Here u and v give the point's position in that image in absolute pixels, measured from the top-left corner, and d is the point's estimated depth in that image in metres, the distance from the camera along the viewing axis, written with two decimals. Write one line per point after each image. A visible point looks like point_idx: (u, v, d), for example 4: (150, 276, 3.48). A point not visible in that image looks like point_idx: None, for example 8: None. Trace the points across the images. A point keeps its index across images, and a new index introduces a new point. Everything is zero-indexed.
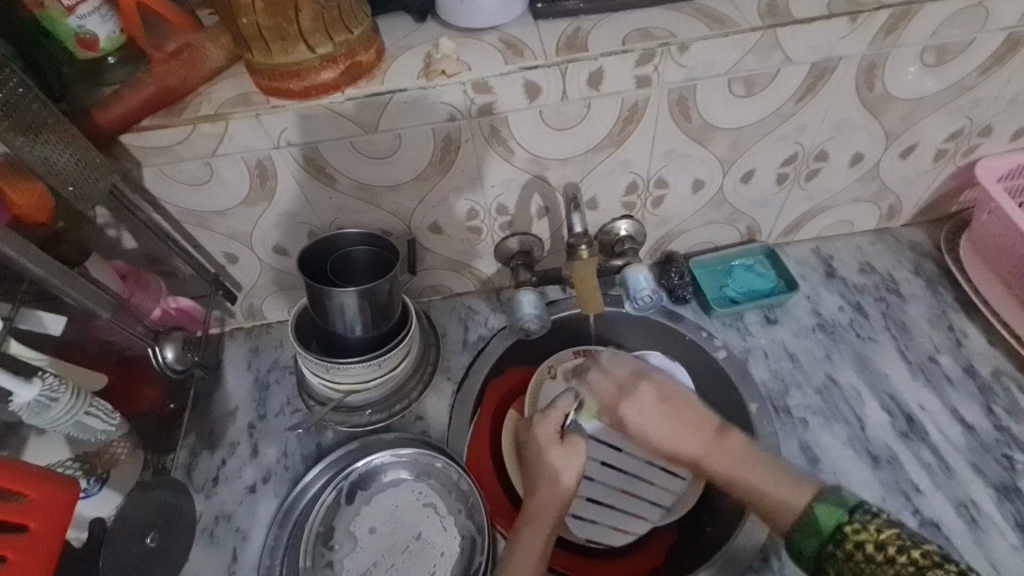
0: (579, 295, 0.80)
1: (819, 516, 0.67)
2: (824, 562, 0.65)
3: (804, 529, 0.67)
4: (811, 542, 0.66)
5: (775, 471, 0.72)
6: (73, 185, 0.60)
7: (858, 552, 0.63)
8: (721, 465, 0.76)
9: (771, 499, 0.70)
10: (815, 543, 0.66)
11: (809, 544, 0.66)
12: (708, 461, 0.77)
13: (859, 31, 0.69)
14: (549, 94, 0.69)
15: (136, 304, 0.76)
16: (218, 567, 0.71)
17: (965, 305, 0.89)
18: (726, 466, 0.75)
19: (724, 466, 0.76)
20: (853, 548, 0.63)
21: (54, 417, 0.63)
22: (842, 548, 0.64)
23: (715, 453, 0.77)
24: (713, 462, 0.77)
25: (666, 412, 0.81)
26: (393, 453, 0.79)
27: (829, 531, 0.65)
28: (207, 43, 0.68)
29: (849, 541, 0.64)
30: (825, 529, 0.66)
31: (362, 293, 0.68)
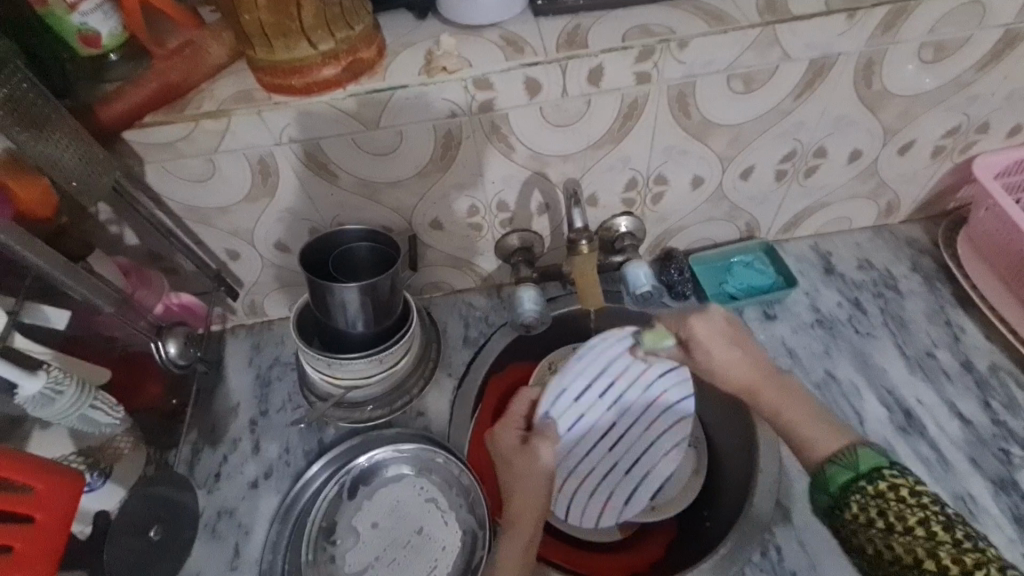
0: (580, 291, 0.81)
1: (858, 454, 0.61)
2: (851, 495, 0.60)
3: (841, 464, 0.62)
4: (841, 478, 0.61)
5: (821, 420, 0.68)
6: (77, 180, 0.61)
7: (890, 491, 0.58)
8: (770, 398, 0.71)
9: (819, 436, 0.66)
10: (848, 478, 0.61)
11: (842, 477, 0.61)
12: (760, 389, 0.71)
13: (857, 27, 0.70)
14: (549, 90, 0.69)
15: (139, 300, 0.76)
16: (220, 562, 0.71)
17: (962, 300, 0.89)
18: (776, 399, 0.70)
19: (774, 397, 0.70)
20: (886, 487, 0.58)
21: (60, 408, 0.64)
22: (875, 485, 0.59)
23: (772, 380, 0.71)
24: (762, 392, 0.71)
25: (730, 339, 0.73)
26: (394, 449, 0.79)
27: (864, 470, 0.60)
28: (210, 42, 0.68)
29: (883, 481, 0.58)
30: (862, 467, 0.61)
31: (363, 289, 0.69)
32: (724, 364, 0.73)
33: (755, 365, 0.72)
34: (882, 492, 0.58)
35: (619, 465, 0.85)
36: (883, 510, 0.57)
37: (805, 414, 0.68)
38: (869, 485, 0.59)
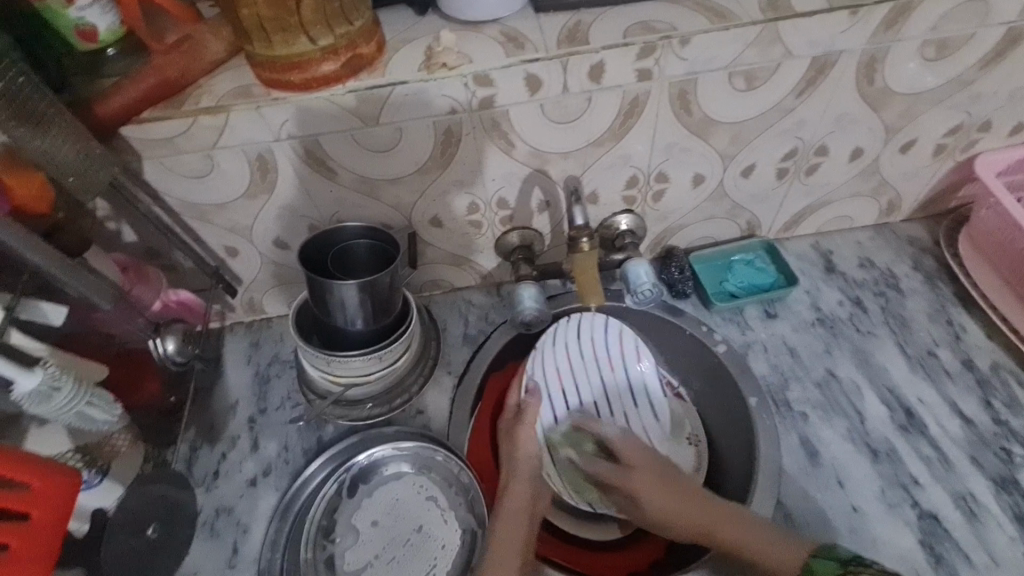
0: (579, 287, 0.80)
1: (815, 567, 0.62)
2: None
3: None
4: None
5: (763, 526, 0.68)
6: (74, 176, 0.60)
7: None
8: (731, 533, 0.68)
9: (766, 554, 0.65)
10: None
11: None
12: (718, 531, 0.68)
13: (860, 25, 0.69)
14: (551, 86, 0.69)
15: (137, 296, 0.76)
16: (219, 559, 0.71)
17: (964, 299, 0.89)
18: (733, 533, 0.68)
19: (735, 534, 0.68)
20: None
21: (58, 405, 0.62)
22: None
23: (721, 517, 0.69)
24: (712, 531, 0.69)
25: (666, 488, 0.73)
26: (394, 447, 0.79)
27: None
28: (209, 36, 0.68)
29: None
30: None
31: (362, 286, 0.68)
32: (668, 521, 0.71)
33: (691, 500, 0.71)
34: None
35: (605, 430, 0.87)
36: None
37: (751, 536, 0.67)
38: None
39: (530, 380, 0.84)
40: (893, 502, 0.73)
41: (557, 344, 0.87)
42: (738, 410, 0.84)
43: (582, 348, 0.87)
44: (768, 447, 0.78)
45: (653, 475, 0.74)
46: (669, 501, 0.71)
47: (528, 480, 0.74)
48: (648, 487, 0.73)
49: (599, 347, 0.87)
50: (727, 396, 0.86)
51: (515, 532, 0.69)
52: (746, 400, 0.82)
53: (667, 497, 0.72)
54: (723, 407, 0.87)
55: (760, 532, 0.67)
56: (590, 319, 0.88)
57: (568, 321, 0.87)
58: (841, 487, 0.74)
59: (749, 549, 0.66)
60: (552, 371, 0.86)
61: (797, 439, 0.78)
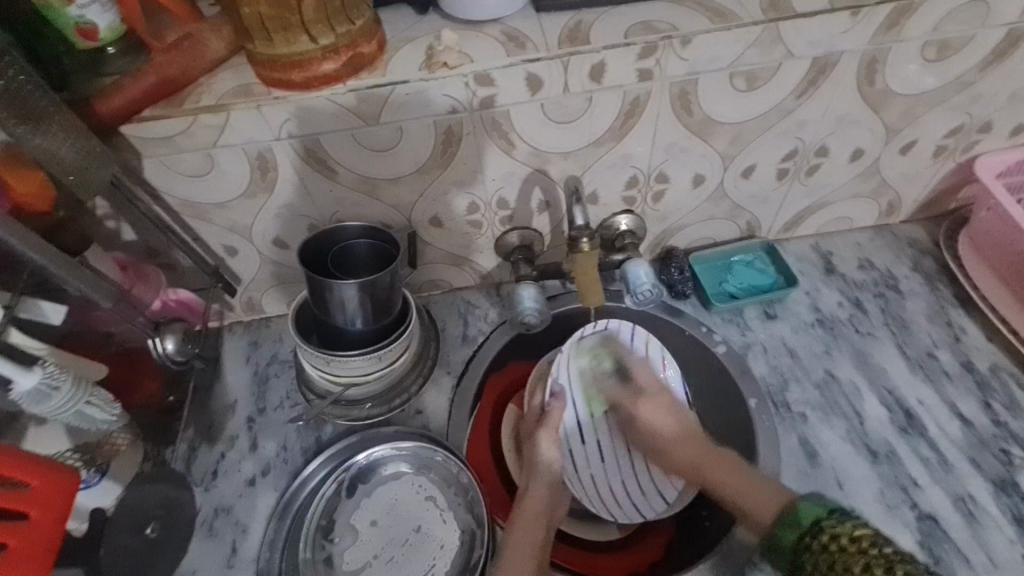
0: (579, 289, 0.80)
1: (799, 509, 0.62)
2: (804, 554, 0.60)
3: (786, 523, 0.62)
4: (789, 537, 0.61)
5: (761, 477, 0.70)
6: (74, 175, 0.60)
7: (833, 543, 0.58)
8: (712, 472, 0.73)
9: (751, 498, 0.68)
10: (794, 536, 0.61)
11: (788, 537, 0.62)
12: (705, 470, 0.74)
13: (860, 25, 0.69)
14: (551, 86, 0.69)
15: (136, 295, 0.76)
16: (217, 559, 0.71)
17: (964, 301, 0.89)
18: (721, 475, 0.72)
19: (722, 476, 0.72)
20: (829, 539, 0.58)
21: (55, 405, 0.62)
22: (819, 539, 0.59)
23: (714, 460, 0.74)
24: (706, 470, 0.74)
25: (681, 424, 0.78)
26: (393, 447, 0.79)
27: (807, 524, 0.61)
28: (208, 35, 0.68)
29: (826, 533, 0.59)
30: (805, 523, 0.61)
31: (362, 285, 0.68)
32: (669, 448, 0.78)
33: (700, 442, 0.76)
34: (828, 546, 0.58)
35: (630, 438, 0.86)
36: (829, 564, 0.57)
37: (741, 483, 0.70)
38: (814, 540, 0.59)
39: (555, 385, 0.84)
40: (893, 503, 0.73)
41: (583, 348, 0.86)
42: (738, 411, 0.84)
43: (611, 355, 0.85)
44: (768, 448, 0.78)
45: (677, 426, 0.78)
46: (674, 432, 0.78)
47: (546, 488, 0.74)
48: (657, 421, 0.79)
49: (628, 356, 0.86)
50: (727, 396, 0.86)
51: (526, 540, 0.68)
52: (746, 401, 0.82)
53: (676, 436, 0.77)
54: (723, 408, 0.87)
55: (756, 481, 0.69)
56: (618, 325, 0.87)
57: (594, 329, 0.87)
58: (841, 488, 0.74)
59: (738, 495, 0.69)
60: (577, 376, 0.85)
61: (797, 440, 0.78)
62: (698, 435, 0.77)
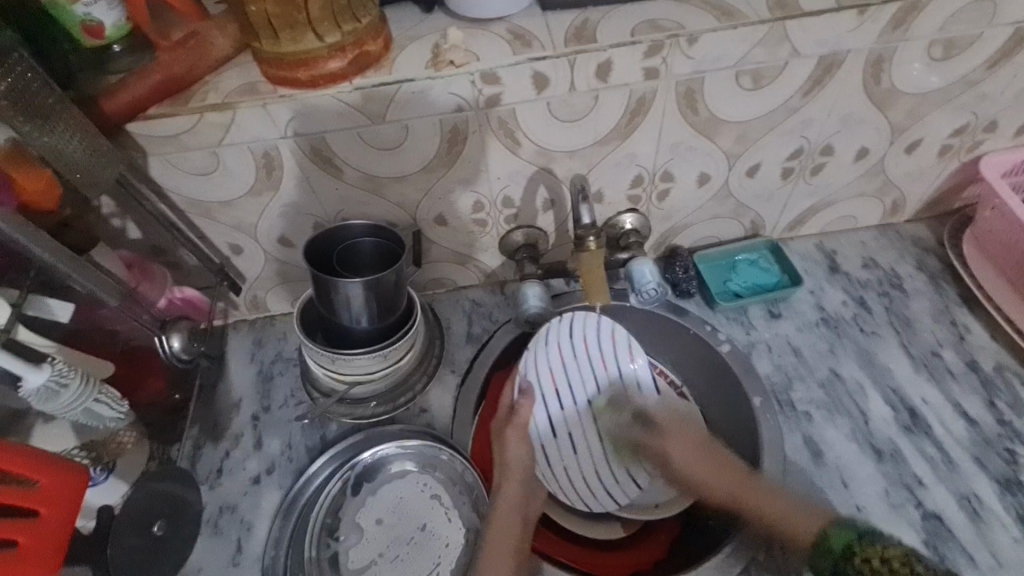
0: (585, 287, 0.80)
1: (828, 534, 0.62)
2: None
3: (819, 551, 0.62)
4: (823, 565, 0.61)
5: (789, 495, 0.68)
6: (80, 172, 0.60)
7: (866, 568, 0.58)
8: (752, 502, 0.70)
9: (789, 521, 0.66)
10: (829, 564, 0.61)
11: (823, 565, 0.62)
12: (743, 497, 0.70)
13: (867, 24, 0.69)
14: (557, 84, 0.69)
15: (142, 293, 0.76)
16: (222, 558, 0.71)
17: (968, 300, 0.89)
18: (760, 502, 0.69)
19: (761, 502, 0.69)
20: (863, 565, 0.59)
21: (65, 402, 0.62)
22: (854, 567, 0.59)
23: (744, 483, 0.71)
24: (744, 500, 0.70)
25: (705, 449, 0.76)
26: (398, 445, 0.79)
27: (839, 550, 0.61)
28: (214, 32, 0.68)
29: (858, 558, 0.59)
30: (835, 548, 0.61)
31: (368, 284, 0.68)
32: (699, 475, 0.74)
33: (718, 463, 0.74)
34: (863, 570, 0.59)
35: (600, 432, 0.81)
36: None
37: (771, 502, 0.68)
38: (847, 565, 0.60)
39: (523, 381, 0.80)
40: (897, 502, 0.73)
41: (551, 344, 0.80)
42: (742, 410, 0.84)
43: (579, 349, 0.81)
44: (772, 447, 0.78)
45: (684, 440, 0.77)
46: (703, 464, 0.75)
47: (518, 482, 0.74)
48: (686, 451, 0.76)
49: (592, 345, 0.81)
50: (730, 395, 0.86)
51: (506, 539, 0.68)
52: (751, 400, 0.82)
53: (704, 462, 0.75)
54: (727, 407, 0.87)
55: (787, 501, 0.68)
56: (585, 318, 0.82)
57: (561, 319, 0.82)
58: (845, 487, 0.74)
59: (775, 521, 0.67)
60: (546, 369, 0.80)
61: (801, 439, 0.78)
62: (728, 461, 0.74)
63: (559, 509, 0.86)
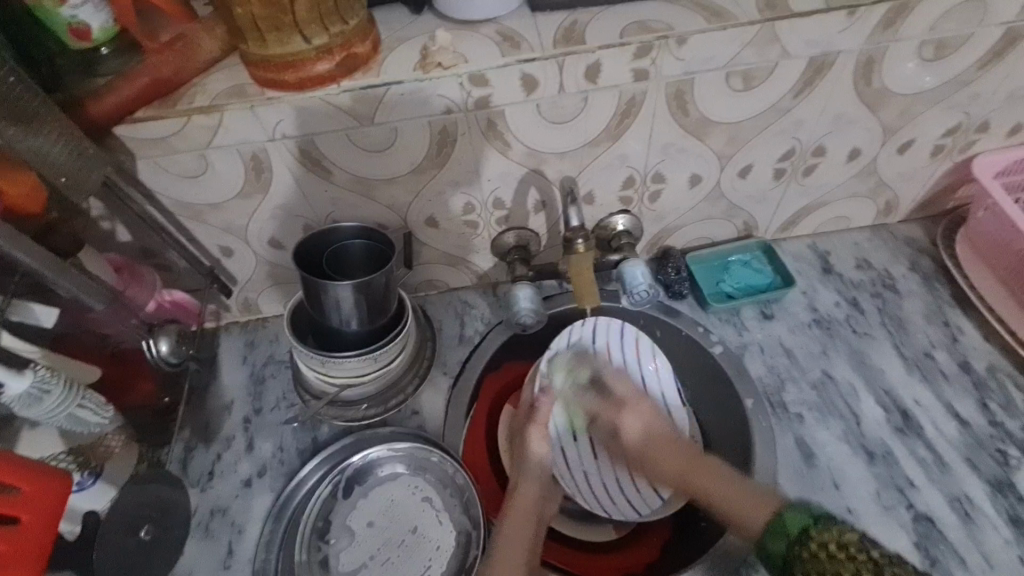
0: (574, 289, 0.79)
1: (784, 517, 0.61)
2: (792, 565, 0.59)
3: (774, 531, 0.61)
4: (778, 546, 0.60)
5: (741, 481, 0.68)
6: (65, 176, 0.60)
7: (821, 551, 0.57)
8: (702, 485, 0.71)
9: (741, 505, 0.66)
10: (783, 546, 0.60)
11: (778, 547, 0.60)
12: (693, 480, 0.72)
13: (857, 24, 0.69)
14: (547, 86, 0.69)
15: (130, 297, 0.75)
16: (213, 561, 0.71)
17: (961, 301, 0.89)
18: (706, 484, 0.70)
19: (707, 485, 0.70)
20: (818, 547, 0.57)
21: (48, 408, 0.62)
22: (808, 548, 0.58)
23: (700, 469, 0.72)
24: (693, 480, 0.72)
25: (662, 434, 0.77)
26: (389, 447, 0.79)
27: (794, 531, 0.60)
28: (202, 36, 0.67)
29: (813, 541, 0.58)
30: (791, 530, 0.60)
31: (357, 286, 0.68)
32: (659, 458, 0.76)
33: (679, 452, 0.75)
34: (817, 553, 0.57)
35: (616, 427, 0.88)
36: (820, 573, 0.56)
37: (731, 493, 0.67)
38: (802, 548, 0.58)
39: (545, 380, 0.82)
40: (888, 503, 0.73)
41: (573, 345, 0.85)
42: (735, 411, 0.84)
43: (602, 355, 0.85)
44: (764, 449, 0.77)
45: (643, 420, 0.77)
46: (658, 444, 0.76)
47: (536, 482, 0.74)
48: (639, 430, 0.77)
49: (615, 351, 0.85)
50: (724, 396, 0.86)
51: (518, 535, 0.68)
52: (743, 402, 0.82)
53: (662, 446, 0.76)
54: (719, 409, 0.87)
55: (738, 483, 0.68)
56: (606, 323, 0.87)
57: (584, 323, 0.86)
58: (837, 489, 0.74)
59: (728, 503, 0.67)
60: None
61: (793, 441, 0.78)
62: (685, 446, 0.75)
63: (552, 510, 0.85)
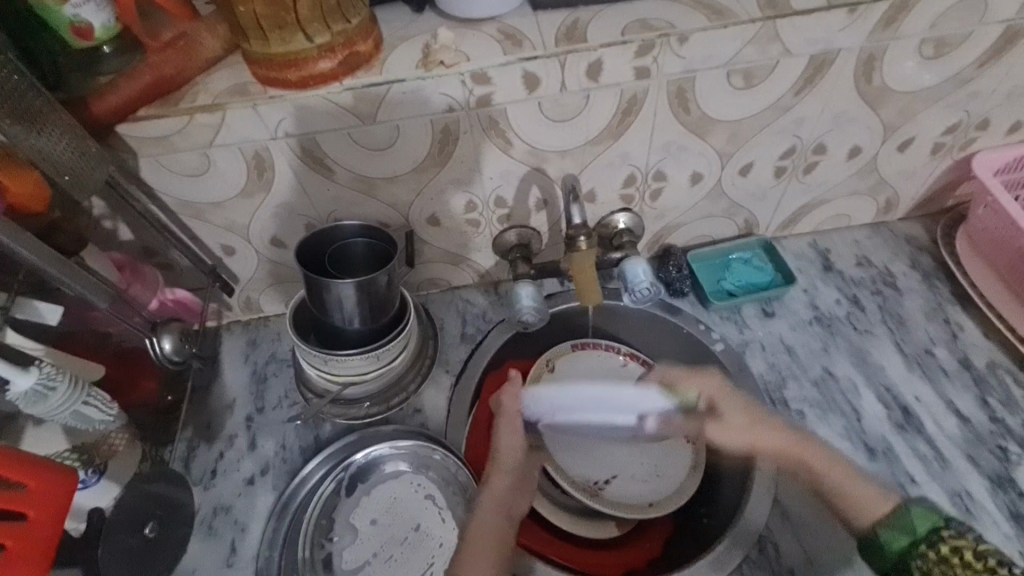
0: (578, 289, 0.80)
1: (914, 516, 0.65)
2: (912, 561, 0.63)
3: (897, 528, 0.65)
4: (902, 542, 0.64)
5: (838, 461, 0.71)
6: (69, 174, 0.60)
7: (953, 556, 0.61)
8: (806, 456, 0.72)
9: (860, 493, 0.68)
10: (905, 542, 0.64)
11: (898, 543, 0.64)
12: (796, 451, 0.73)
13: (859, 22, 0.69)
14: (549, 84, 0.69)
15: (134, 295, 0.76)
16: (217, 559, 0.71)
17: (961, 298, 0.89)
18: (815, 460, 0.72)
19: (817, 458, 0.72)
20: (949, 551, 0.61)
21: (52, 405, 0.62)
22: (936, 550, 0.62)
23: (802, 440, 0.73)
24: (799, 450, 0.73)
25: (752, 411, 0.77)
26: (392, 445, 0.79)
27: (922, 532, 0.64)
28: (205, 34, 0.68)
29: (944, 544, 0.62)
30: (919, 529, 0.64)
31: (360, 285, 0.68)
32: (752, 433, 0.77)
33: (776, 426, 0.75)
34: (947, 557, 0.61)
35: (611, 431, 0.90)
36: None
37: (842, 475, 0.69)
38: (929, 548, 0.63)
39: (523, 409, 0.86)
40: None
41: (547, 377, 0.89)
42: None
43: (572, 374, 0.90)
44: (767, 445, 0.77)
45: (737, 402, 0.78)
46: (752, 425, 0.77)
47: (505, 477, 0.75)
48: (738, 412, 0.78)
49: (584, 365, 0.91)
50: None
51: (486, 532, 0.69)
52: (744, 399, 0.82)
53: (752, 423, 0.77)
54: None
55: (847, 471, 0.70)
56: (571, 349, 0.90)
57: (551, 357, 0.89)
58: None
59: (846, 485, 0.69)
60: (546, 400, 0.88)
61: None
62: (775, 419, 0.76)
63: (554, 507, 0.85)
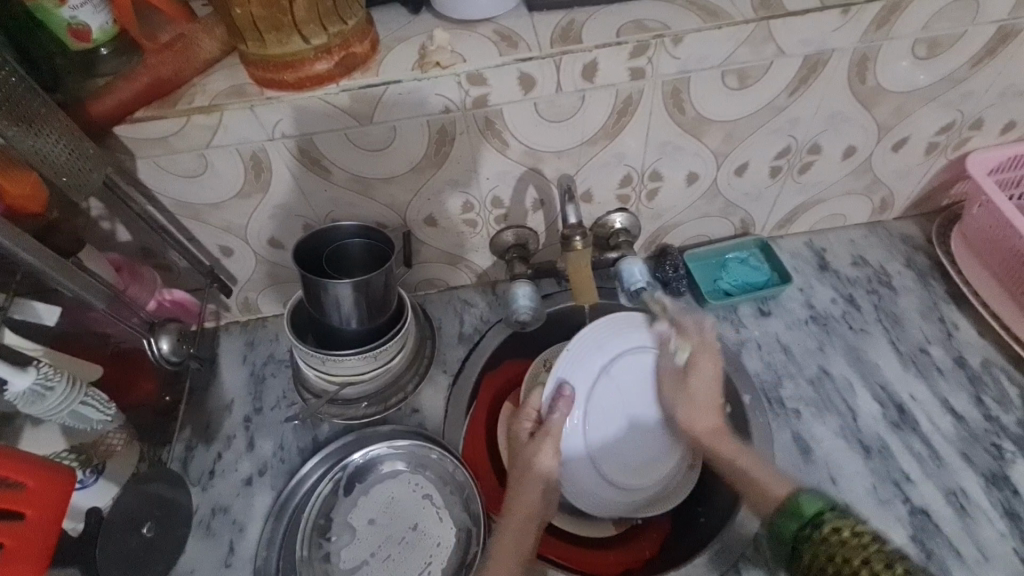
0: (573, 287, 0.80)
1: (802, 501, 0.67)
2: (802, 543, 0.65)
3: (788, 513, 0.68)
4: (790, 526, 0.67)
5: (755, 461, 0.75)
6: (66, 176, 0.60)
7: (833, 535, 0.63)
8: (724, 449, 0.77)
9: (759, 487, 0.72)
10: (794, 526, 0.67)
11: (789, 527, 0.67)
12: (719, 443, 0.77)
13: (851, 23, 0.69)
14: (544, 85, 0.69)
15: (131, 296, 0.76)
16: (215, 559, 0.71)
17: (955, 297, 0.90)
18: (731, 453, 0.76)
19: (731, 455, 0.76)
20: (830, 532, 0.63)
21: (50, 406, 0.62)
22: (820, 531, 0.64)
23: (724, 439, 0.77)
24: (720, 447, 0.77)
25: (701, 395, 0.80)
26: (389, 445, 0.79)
27: (809, 515, 0.66)
28: (201, 35, 0.68)
29: (826, 526, 0.64)
30: (805, 513, 0.66)
31: (357, 285, 0.68)
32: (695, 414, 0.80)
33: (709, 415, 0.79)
34: (827, 537, 0.63)
35: (615, 449, 0.86)
36: (831, 555, 0.62)
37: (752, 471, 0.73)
38: (814, 530, 0.65)
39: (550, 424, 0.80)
40: (885, 497, 0.73)
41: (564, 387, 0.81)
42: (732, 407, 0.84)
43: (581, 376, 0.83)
44: (762, 444, 0.78)
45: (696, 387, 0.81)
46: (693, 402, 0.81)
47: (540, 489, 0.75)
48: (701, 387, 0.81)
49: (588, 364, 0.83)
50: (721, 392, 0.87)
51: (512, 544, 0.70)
52: (741, 398, 0.82)
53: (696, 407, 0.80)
54: None
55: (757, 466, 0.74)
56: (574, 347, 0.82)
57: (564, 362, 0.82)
58: (834, 484, 0.75)
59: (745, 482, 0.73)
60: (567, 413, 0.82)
61: (790, 436, 0.78)
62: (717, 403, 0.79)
63: None
